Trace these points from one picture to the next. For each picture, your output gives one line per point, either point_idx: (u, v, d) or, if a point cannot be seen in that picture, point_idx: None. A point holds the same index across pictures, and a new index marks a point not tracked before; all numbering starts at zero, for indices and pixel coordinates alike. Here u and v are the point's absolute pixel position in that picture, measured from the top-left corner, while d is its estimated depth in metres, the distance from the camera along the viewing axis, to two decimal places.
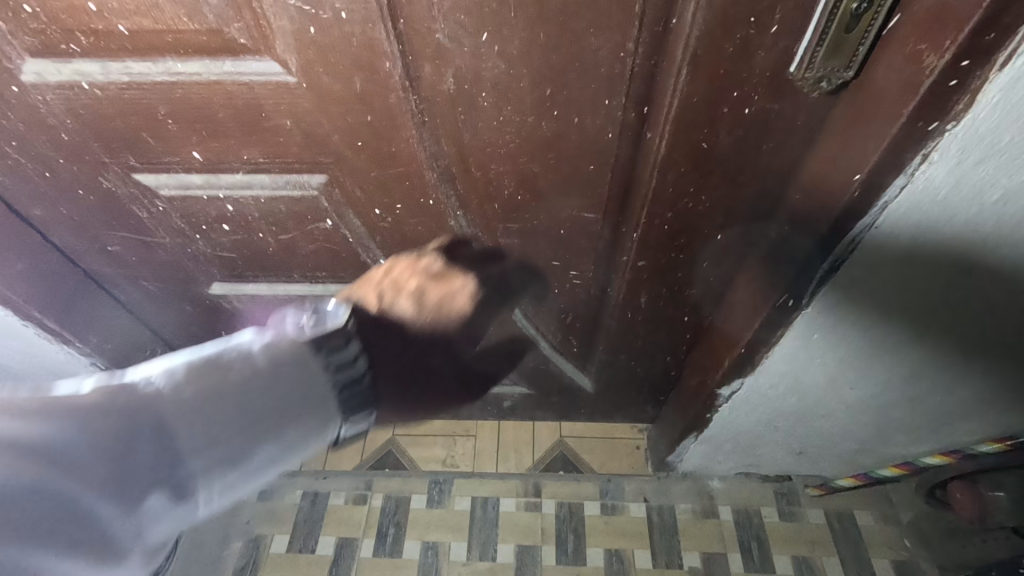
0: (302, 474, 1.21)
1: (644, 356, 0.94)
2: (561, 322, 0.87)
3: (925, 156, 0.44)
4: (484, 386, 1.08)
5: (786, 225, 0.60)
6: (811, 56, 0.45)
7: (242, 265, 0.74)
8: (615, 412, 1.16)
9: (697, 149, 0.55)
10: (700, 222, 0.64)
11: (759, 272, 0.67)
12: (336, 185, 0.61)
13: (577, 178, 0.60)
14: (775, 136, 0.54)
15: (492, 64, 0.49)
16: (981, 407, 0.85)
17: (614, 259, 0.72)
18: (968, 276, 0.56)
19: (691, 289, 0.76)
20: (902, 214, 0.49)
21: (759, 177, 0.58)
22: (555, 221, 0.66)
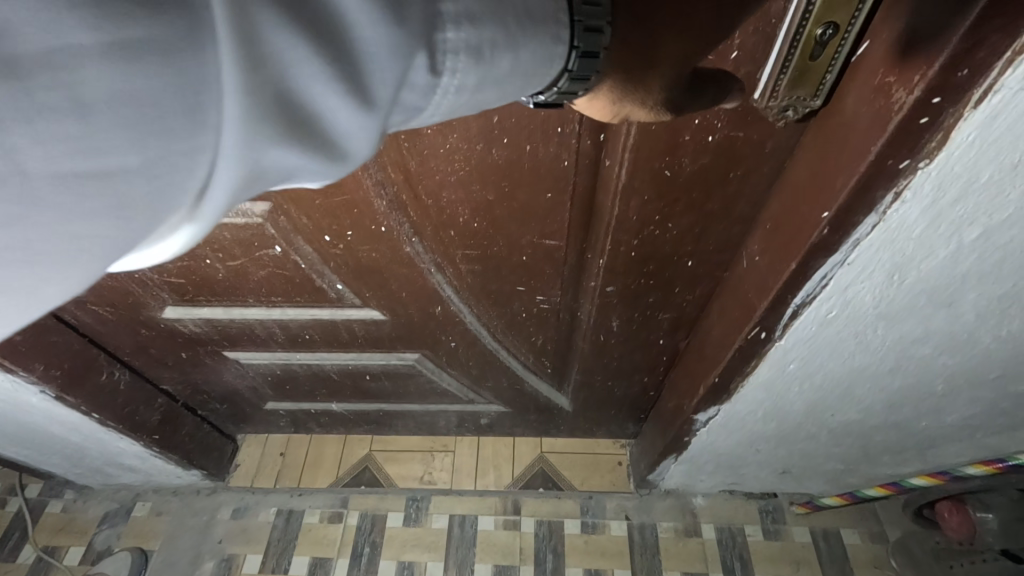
0: (276, 491, 1.18)
1: (620, 377, 0.90)
2: (533, 345, 0.83)
3: (897, 194, 0.40)
4: (457, 404, 1.05)
5: (756, 255, 0.56)
6: (774, 84, 0.41)
7: (194, 289, 0.72)
8: (596, 428, 1.13)
9: (660, 176, 0.51)
10: (668, 249, 0.61)
11: (731, 301, 0.63)
12: (281, 213, 0.58)
13: (535, 206, 0.56)
14: (742, 164, 0.50)
15: None
16: (969, 431, 0.81)
17: (582, 284, 0.69)
18: (949, 310, 0.53)
19: (664, 313, 0.73)
20: (876, 250, 0.46)
21: (727, 205, 0.55)
22: (517, 247, 0.62)
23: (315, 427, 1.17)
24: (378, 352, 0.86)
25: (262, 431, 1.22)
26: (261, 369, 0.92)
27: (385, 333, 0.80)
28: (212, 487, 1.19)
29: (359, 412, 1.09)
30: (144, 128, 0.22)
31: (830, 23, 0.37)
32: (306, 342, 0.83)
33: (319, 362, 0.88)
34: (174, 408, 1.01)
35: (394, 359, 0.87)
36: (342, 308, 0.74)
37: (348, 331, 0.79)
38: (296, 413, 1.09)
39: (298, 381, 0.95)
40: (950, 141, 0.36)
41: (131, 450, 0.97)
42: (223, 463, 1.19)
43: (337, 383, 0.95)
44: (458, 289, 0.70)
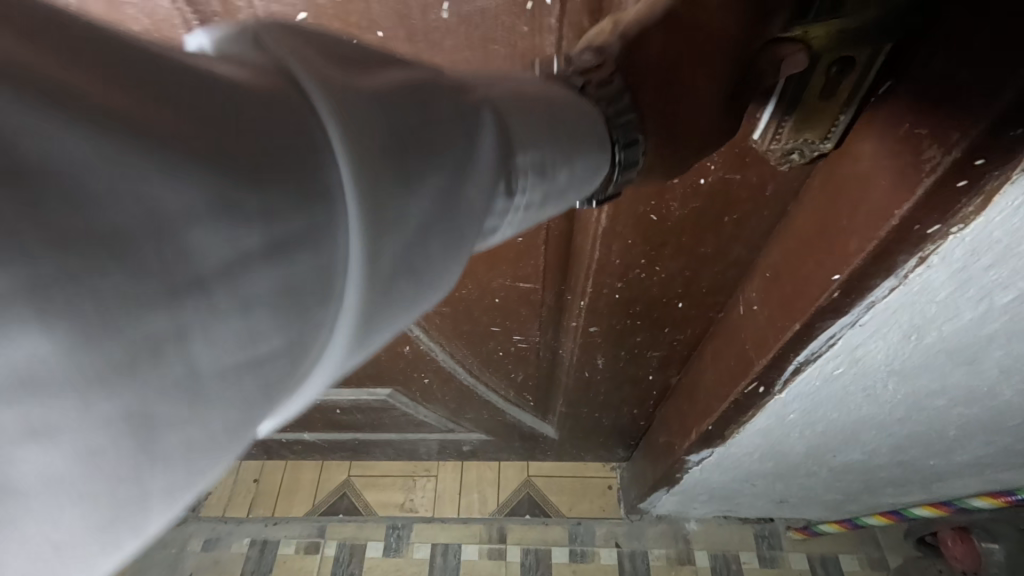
0: (250, 521, 1.13)
1: (607, 409, 0.85)
2: (513, 381, 0.78)
3: (922, 259, 0.34)
4: (434, 434, 0.99)
5: (753, 303, 0.50)
6: (777, 125, 0.36)
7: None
8: (584, 455, 1.08)
9: (645, 220, 0.45)
10: (656, 291, 0.55)
11: (726, 347, 0.57)
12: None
13: (505, 249, 0.51)
14: (738, 208, 0.44)
15: None
16: (979, 468, 0.76)
17: (562, 323, 0.63)
18: (968, 367, 0.47)
19: (653, 352, 0.67)
20: (891, 312, 0.39)
21: (722, 248, 0.48)
22: (488, 288, 0.57)
23: (287, 455, 1.12)
24: (347, 389, 0.80)
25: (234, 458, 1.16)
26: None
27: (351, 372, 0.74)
28: (182, 517, 1.14)
29: (333, 441, 1.03)
30: (293, 313, 0.20)
31: (842, 59, 0.32)
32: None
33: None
34: None
35: (365, 394, 0.82)
36: None
37: None
38: (267, 442, 1.04)
39: None
40: (992, 205, 0.29)
41: None
42: None
43: (307, 415, 0.90)
44: (427, 329, 0.65)
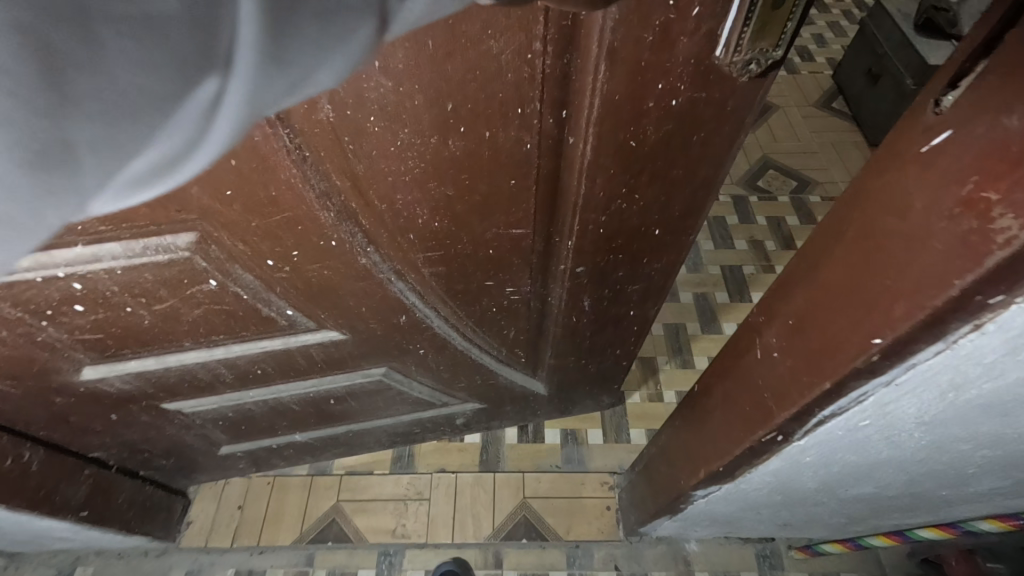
0: (234, 551, 1.10)
1: (594, 353, 1.04)
2: (506, 338, 0.96)
3: (977, 327, 0.30)
4: (430, 412, 1.10)
5: (773, 348, 0.46)
6: (739, 39, 0.51)
7: (117, 343, 0.72)
8: (571, 407, 1.20)
9: (626, 146, 0.62)
10: (636, 223, 0.75)
11: (741, 390, 0.53)
12: (209, 242, 0.62)
13: (501, 197, 0.67)
14: (703, 129, 0.62)
15: (373, 87, 0.50)
16: (994, 498, 0.73)
17: (553, 269, 0.82)
18: (1002, 419, 0.44)
19: (632, 286, 0.88)
20: (931, 372, 0.36)
21: (683, 173, 0.68)
22: (484, 241, 0.74)
23: (277, 465, 1.14)
24: (342, 374, 0.93)
25: (218, 481, 1.13)
26: (210, 415, 0.93)
27: (345, 352, 0.88)
28: (162, 548, 1.10)
29: (323, 440, 1.10)
30: None
31: None
32: (258, 377, 0.88)
33: (275, 395, 0.93)
34: (107, 476, 0.93)
35: (359, 377, 0.95)
36: (295, 335, 0.82)
37: (306, 357, 0.87)
38: (256, 453, 1.09)
39: (255, 420, 0.98)
40: None
41: (58, 527, 0.89)
42: (172, 524, 1.10)
43: (299, 413, 1.00)
44: (421, 293, 0.81)
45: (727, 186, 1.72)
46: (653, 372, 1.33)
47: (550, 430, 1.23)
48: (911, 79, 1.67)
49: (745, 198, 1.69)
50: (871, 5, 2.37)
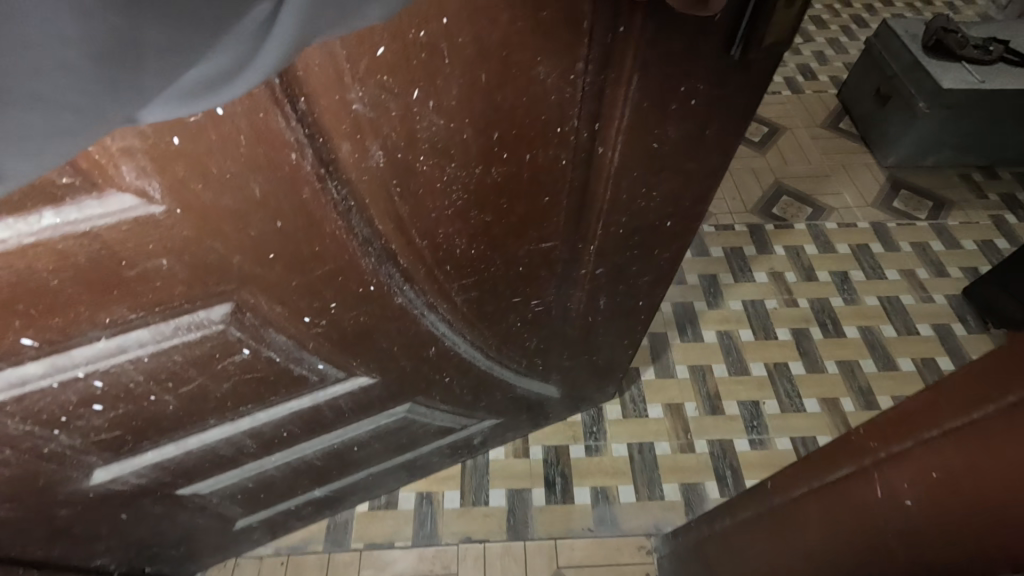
0: None
1: (606, 348, 1.07)
2: (525, 348, 0.97)
3: None
4: (450, 438, 1.10)
5: (903, 493, 0.41)
6: (751, 39, 0.54)
7: (136, 437, 0.67)
8: (581, 403, 1.24)
9: (648, 150, 0.65)
10: (654, 217, 0.77)
11: (847, 518, 0.48)
12: (246, 310, 0.59)
13: (531, 212, 0.69)
14: (715, 121, 0.64)
15: (426, 124, 0.53)
16: None
17: (573, 275, 0.84)
18: None
19: (645, 278, 0.89)
20: None
21: (698, 169, 0.71)
22: (515, 259, 0.75)
23: (295, 526, 1.11)
24: (367, 418, 0.91)
25: (227, 559, 1.08)
26: (229, 490, 0.89)
27: (372, 397, 0.86)
28: None
29: (342, 488, 1.08)
30: None
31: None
32: (283, 441, 0.85)
33: (299, 455, 0.90)
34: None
35: (384, 418, 0.93)
36: (325, 388, 0.79)
37: (332, 410, 0.84)
38: (272, 519, 1.05)
39: (275, 485, 0.95)
40: None
41: None
42: None
43: (320, 469, 0.98)
44: (451, 322, 0.81)
45: (741, 215, 1.68)
46: (681, 422, 1.27)
47: (581, 489, 1.18)
48: (923, 101, 1.64)
49: (761, 227, 1.65)
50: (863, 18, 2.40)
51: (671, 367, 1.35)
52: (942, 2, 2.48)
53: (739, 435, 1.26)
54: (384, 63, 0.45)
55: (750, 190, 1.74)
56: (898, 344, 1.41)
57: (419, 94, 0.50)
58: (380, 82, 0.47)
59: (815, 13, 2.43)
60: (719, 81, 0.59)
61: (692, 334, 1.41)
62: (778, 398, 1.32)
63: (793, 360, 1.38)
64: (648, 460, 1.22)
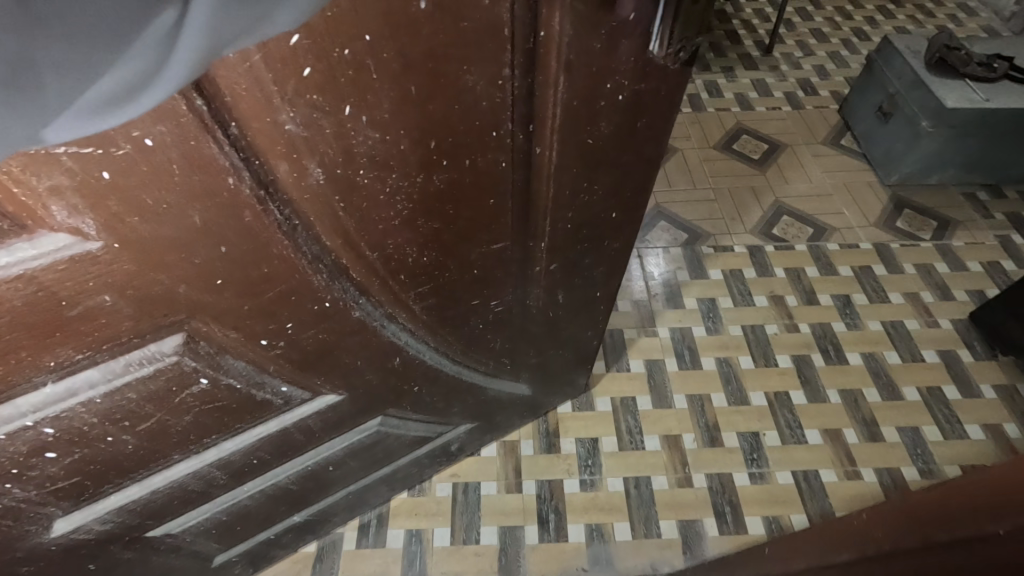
0: None
1: (570, 342, 1.07)
2: (491, 350, 0.94)
3: None
4: (427, 446, 1.10)
5: None
6: (666, 35, 0.54)
7: (96, 482, 0.65)
8: (553, 396, 1.24)
9: (586, 146, 0.65)
10: (598, 210, 0.77)
11: None
12: (198, 339, 0.58)
13: (478, 216, 0.67)
14: (644, 112, 0.65)
15: (363, 138, 0.51)
16: None
17: (529, 273, 0.82)
18: None
19: (598, 267, 0.90)
20: None
21: (636, 159, 0.72)
22: (469, 262, 0.73)
23: (277, 556, 1.09)
24: (339, 436, 0.90)
25: None
26: (203, 525, 0.86)
27: (341, 414, 0.84)
28: None
29: (322, 510, 1.06)
30: None
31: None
32: (254, 468, 0.83)
33: (272, 481, 0.88)
34: None
35: (356, 434, 0.91)
36: (292, 411, 0.77)
37: (302, 431, 0.82)
38: (252, 549, 1.01)
39: (252, 514, 0.92)
40: None
41: None
42: None
43: (296, 493, 0.96)
44: (412, 332, 0.79)
45: (741, 236, 1.64)
46: (679, 455, 1.24)
47: (575, 526, 1.15)
48: (926, 121, 1.61)
49: (761, 248, 1.61)
50: (857, 28, 2.38)
51: (668, 397, 1.32)
52: (944, 14, 2.45)
53: (739, 469, 1.22)
54: (312, 84, 0.44)
55: (749, 209, 1.71)
56: (902, 371, 1.37)
57: (350, 111, 0.48)
58: (311, 101, 0.46)
59: (816, 25, 2.40)
60: (641, 75, 0.60)
61: (690, 361, 1.38)
62: (779, 429, 1.28)
63: (794, 389, 1.34)
64: (645, 495, 1.18)
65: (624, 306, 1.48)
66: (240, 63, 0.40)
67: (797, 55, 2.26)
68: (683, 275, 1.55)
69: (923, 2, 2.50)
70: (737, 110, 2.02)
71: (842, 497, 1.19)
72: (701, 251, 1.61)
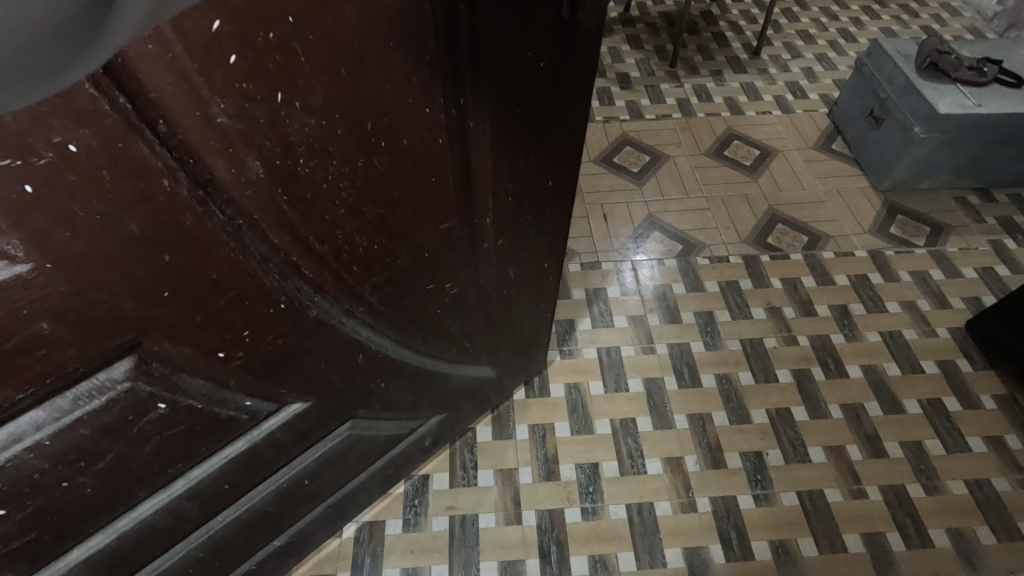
0: None
1: (525, 315, 1.08)
2: (454, 336, 0.94)
3: None
4: (401, 445, 1.08)
5: None
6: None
7: (55, 535, 0.61)
8: (516, 371, 1.24)
9: (514, 115, 0.69)
10: (534, 180, 0.82)
11: None
12: (149, 360, 0.55)
13: (421, 196, 0.68)
14: (566, 80, 0.71)
15: (298, 124, 0.51)
16: None
17: (478, 250, 0.84)
18: None
19: (542, 238, 0.94)
20: None
21: (559, 129, 0.77)
22: (419, 245, 0.74)
23: None
24: (311, 447, 0.86)
25: None
26: (177, 566, 0.80)
27: (311, 421, 0.81)
28: None
29: (303, 530, 1.02)
30: None
31: None
32: (226, 493, 0.79)
33: (248, 506, 0.84)
34: None
35: (327, 441, 0.88)
36: (257, 426, 0.74)
37: (271, 445, 0.79)
38: None
39: (229, 546, 0.87)
40: None
41: None
42: None
43: (274, 514, 0.91)
44: (373, 323, 0.77)
45: (736, 246, 1.62)
46: (684, 481, 1.20)
47: (577, 558, 1.11)
48: (919, 126, 1.60)
49: (757, 258, 1.59)
50: (841, 28, 2.38)
51: (669, 417, 1.28)
52: (927, 14, 2.46)
53: (743, 491, 1.19)
54: (240, 71, 0.44)
55: (744, 219, 1.68)
56: (903, 384, 1.35)
57: (282, 98, 0.48)
58: (242, 91, 0.45)
59: (802, 27, 2.39)
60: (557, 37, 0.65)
61: (690, 379, 1.35)
62: (782, 447, 1.25)
63: (796, 406, 1.31)
64: (648, 521, 1.15)
65: (621, 323, 1.44)
66: (162, 54, 0.39)
67: (785, 58, 2.24)
68: (679, 288, 1.52)
69: (907, 3, 2.51)
70: (728, 115, 2.00)
71: (849, 518, 1.16)
72: (696, 263, 1.57)
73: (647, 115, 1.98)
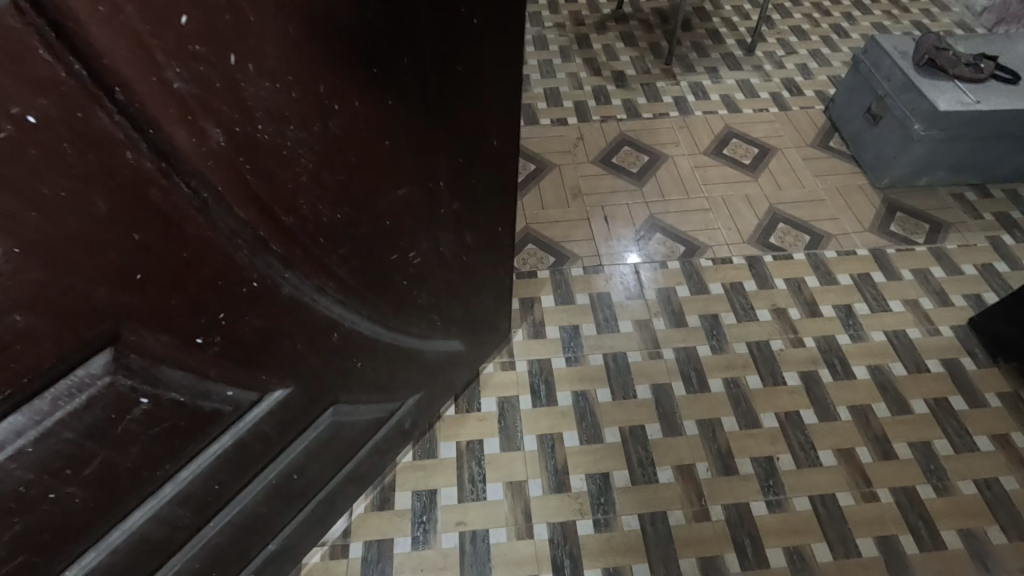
0: None
1: (486, 283, 1.07)
2: (421, 307, 0.90)
3: None
4: (382, 430, 1.05)
5: None
6: None
7: (46, 556, 0.55)
8: (483, 340, 1.23)
9: (455, 73, 0.66)
10: (479, 139, 0.79)
11: None
12: (128, 352, 0.51)
13: (376, 161, 0.65)
14: (500, 34, 0.68)
15: (252, 87, 0.47)
16: None
17: (435, 217, 0.81)
18: None
19: (494, 202, 0.92)
20: None
21: (500, 86, 0.75)
22: (381, 214, 0.70)
23: None
24: (298, 439, 0.82)
25: None
26: None
27: (294, 410, 0.77)
28: None
29: (297, 531, 0.99)
30: None
31: None
32: (217, 495, 0.74)
33: (240, 508, 0.80)
34: None
35: (312, 431, 0.84)
36: (241, 419, 0.70)
37: (258, 441, 0.74)
38: None
39: (224, 556, 0.83)
40: None
41: None
42: None
43: (265, 515, 0.87)
44: (345, 302, 0.73)
45: (739, 246, 1.60)
46: (699, 490, 1.18)
47: (592, 572, 1.09)
48: (919, 124, 1.59)
49: (760, 259, 1.58)
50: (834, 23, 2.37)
51: (679, 424, 1.27)
52: (918, 9, 2.46)
53: (756, 498, 1.18)
54: (192, 32, 0.41)
55: (746, 219, 1.67)
56: (909, 384, 1.35)
57: (235, 60, 0.45)
58: (195, 53, 0.42)
59: (796, 22, 2.38)
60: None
61: (698, 383, 1.33)
62: (793, 452, 1.24)
63: (804, 409, 1.30)
64: (662, 532, 1.13)
65: (627, 328, 1.42)
66: (114, 17, 0.36)
67: (779, 54, 2.23)
68: (682, 291, 1.50)
69: None
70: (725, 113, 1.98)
71: (861, 521, 1.16)
72: (700, 265, 1.56)
73: (644, 114, 1.96)
